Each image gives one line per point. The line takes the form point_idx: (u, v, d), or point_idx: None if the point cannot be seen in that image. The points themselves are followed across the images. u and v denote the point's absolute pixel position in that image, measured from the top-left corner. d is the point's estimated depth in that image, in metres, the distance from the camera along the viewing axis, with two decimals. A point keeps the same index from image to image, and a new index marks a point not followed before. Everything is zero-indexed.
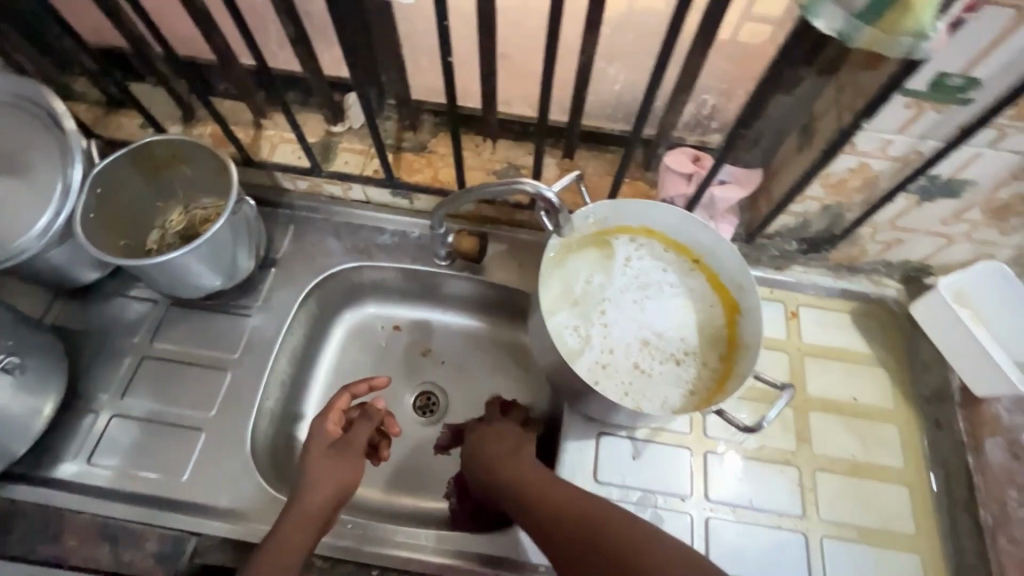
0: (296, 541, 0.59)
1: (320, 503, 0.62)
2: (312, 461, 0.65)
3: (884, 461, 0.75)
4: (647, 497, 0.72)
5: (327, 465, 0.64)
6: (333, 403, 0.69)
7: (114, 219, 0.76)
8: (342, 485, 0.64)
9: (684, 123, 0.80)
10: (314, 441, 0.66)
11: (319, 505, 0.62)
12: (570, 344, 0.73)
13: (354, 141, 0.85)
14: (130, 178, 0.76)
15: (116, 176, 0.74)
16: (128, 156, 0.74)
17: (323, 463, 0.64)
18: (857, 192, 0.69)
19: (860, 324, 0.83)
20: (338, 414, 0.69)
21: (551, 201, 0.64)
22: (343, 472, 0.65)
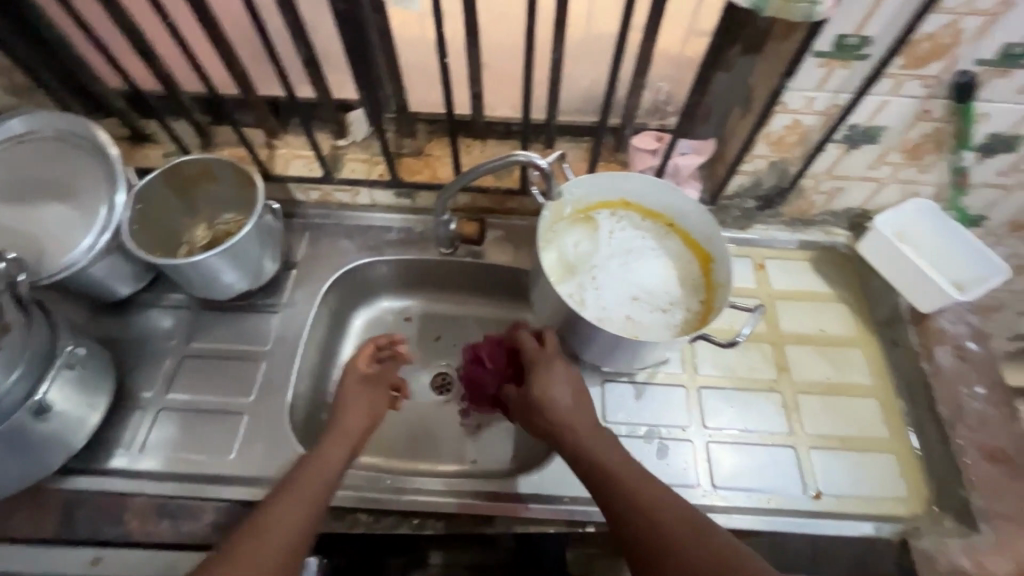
0: (328, 461, 0.69)
1: (348, 436, 0.73)
2: (346, 389, 0.78)
3: (854, 380, 0.85)
4: (653, 430, 0.80)
5: (355, 404, 0.77)
6: (362, 351, 0.82)
7: (149, 233, 0.84)
8: (368, 421, 0.76)
9: (646, 109, 0.93)
10: (348, 387, 0.79)
11: (346, 438, 0.73)
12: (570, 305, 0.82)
13: (358, 151, 0.96)
14: (163, 197, 0.85)
15: (152, 194, 0.83)
16: (161, 177, 0.83)
17: (354, 392, 0.78)
18: (795, 146, 0.81)
19: (818, 268, 0.96)
20: (368, 357, 0.82)
21: (542, 167, 0.76)
22: (364, 417, 0.76)
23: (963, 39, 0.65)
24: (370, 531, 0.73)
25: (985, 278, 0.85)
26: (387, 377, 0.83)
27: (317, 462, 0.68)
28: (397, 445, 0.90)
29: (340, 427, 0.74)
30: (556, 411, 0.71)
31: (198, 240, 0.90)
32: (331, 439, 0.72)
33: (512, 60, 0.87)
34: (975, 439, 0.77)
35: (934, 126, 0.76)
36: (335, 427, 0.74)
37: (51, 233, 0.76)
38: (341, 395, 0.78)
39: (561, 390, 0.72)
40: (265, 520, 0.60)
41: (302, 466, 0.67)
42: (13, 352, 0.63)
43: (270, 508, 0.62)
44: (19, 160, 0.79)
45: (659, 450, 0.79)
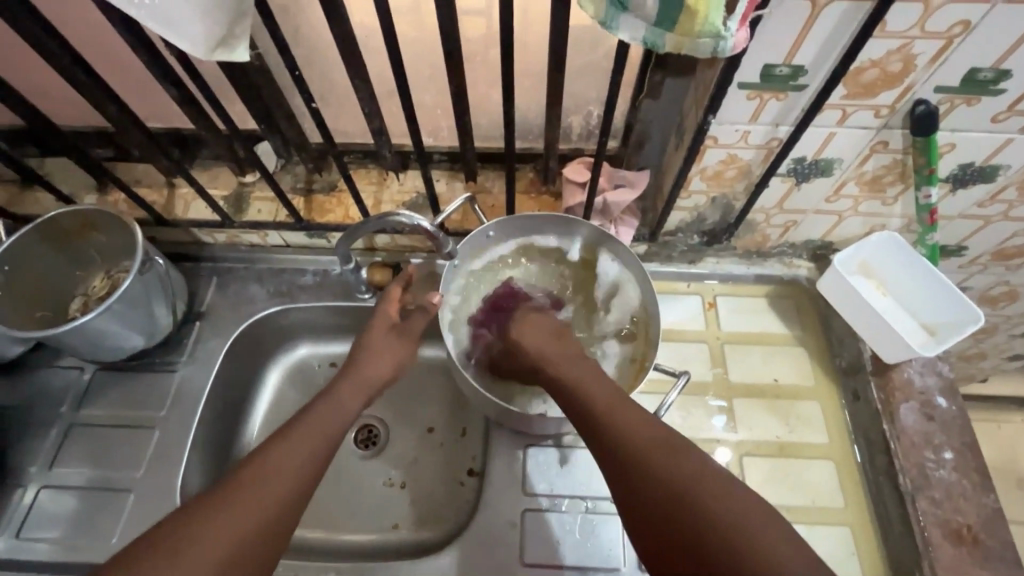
0: (312, 434, 0.59)
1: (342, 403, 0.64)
2: (373, 330, 0.71)
3: (808, 439, 0.76)
4: (577, 502, 0.72)
5: (366, 362, 0.68)
6: (390, 294, 0.74)
7: (26, 292, 0.78)
8: (387, 368, 0.69)
9: (577, 134, 0.83)
10: (369, 334, 0.71)
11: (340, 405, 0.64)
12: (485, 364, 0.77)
13: (266, 189, 0.88)
14: (42, 252, 0.78)
15: (26, 250, 0.76)
16: (34, 232, 0.76)
17: (380, 336, 0.71)
18: (736, 181, 0.71)
19: (776, 306, 0.86)
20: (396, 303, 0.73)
21: (427, 229, 0.69)
22: (369, 374, 0.68)
23: (916, 66, 0.54)
24: None
25: (959, 324, 0.75)
26: (417, 322, 0.73)
27: (306, 429, 0.60)
28: (311, 510, 0.83)
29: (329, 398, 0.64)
30: (534, 344, 0.66)
31: (94, 296, 0.82)
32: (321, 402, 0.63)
33: None
34: (938, 515, 0.68)
35: (893, 158, 0.65)
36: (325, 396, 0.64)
37: None
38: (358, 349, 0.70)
39: (532, 329, 0.68)
40: (241, 490, 0.53)
41: (286, 432, 0.59)
42: None
43: (247, 473, 0.54)
44: None
45: (582, 526, 0.71)
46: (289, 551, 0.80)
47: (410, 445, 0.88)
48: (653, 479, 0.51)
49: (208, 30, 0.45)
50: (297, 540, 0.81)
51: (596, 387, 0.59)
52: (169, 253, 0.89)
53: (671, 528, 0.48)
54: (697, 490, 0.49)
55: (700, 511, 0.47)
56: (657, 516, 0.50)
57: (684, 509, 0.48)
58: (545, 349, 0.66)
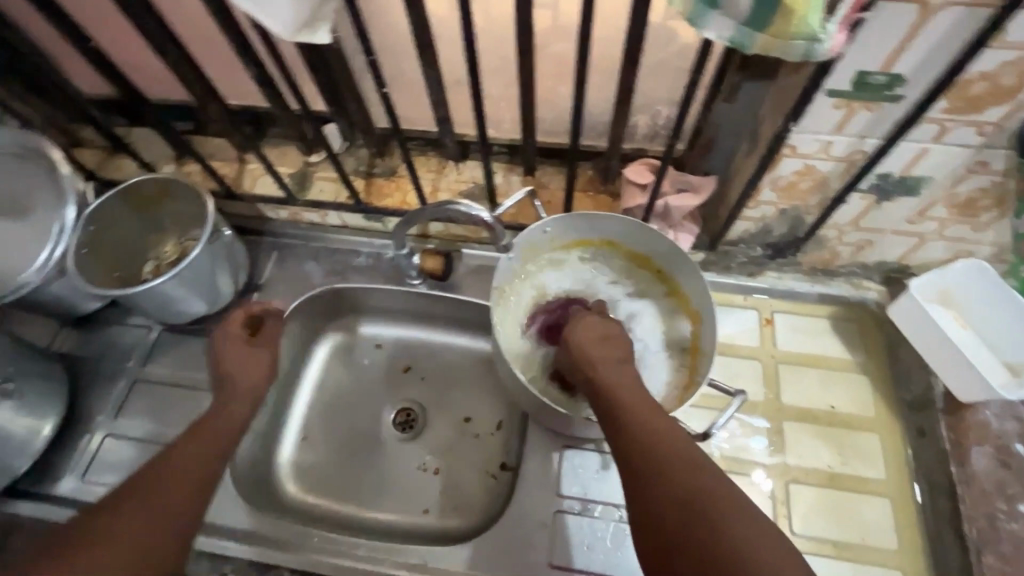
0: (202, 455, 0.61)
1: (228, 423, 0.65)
2: (227, 350, 0.69)
3: (863, 472, 0.72)
4: (612, 510, 0.71)
5: (235, 378, 0.67)
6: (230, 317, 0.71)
7: (107, 253, 0.83)
8: (260, 375, 0.69)
9: (642, 134, 0.81)
10: (223, 350, 0.69)
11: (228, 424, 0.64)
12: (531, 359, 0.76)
13: (329, 170, 0.91)
14: (123, 216, 0.83)
15: (110, 214, 0.81)
16: (119, 196, 0.81)
17: (238, 352, 0.69)
18: (810, 194, 0.67)
19: (838, 328, 0.81)
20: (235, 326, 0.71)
21: (484, 219, 0.69)
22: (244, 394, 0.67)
23: None
24: None
25: None
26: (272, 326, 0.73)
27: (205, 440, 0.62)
28: (345, 486, 0.85)
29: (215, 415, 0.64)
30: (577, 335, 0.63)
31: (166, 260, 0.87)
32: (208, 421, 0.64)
33: (484, 76, 0.78)
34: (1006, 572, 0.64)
35: (992, 180, 0.60)
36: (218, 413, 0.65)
37: (6, 252, 0.75)
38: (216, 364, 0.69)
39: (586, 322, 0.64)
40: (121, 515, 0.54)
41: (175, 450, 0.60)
42: None
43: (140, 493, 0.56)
44: None
45: (615, 534, 0.70)
46: (321, 523, 0.82)
47: (446, 433, 0.88)
48: (677, 493, 0.48)
49: (295, 10, 0.47)
50: (329, 514, 0.83)
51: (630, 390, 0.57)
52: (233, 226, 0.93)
53: (684, 544, 0.46)
54: (722, 513, 0.46)
55: (711, 521, 0.45)
56: (671, 526, 0.47)
57: (702, 529, 0.45)
58: (589, 342, 0.62)
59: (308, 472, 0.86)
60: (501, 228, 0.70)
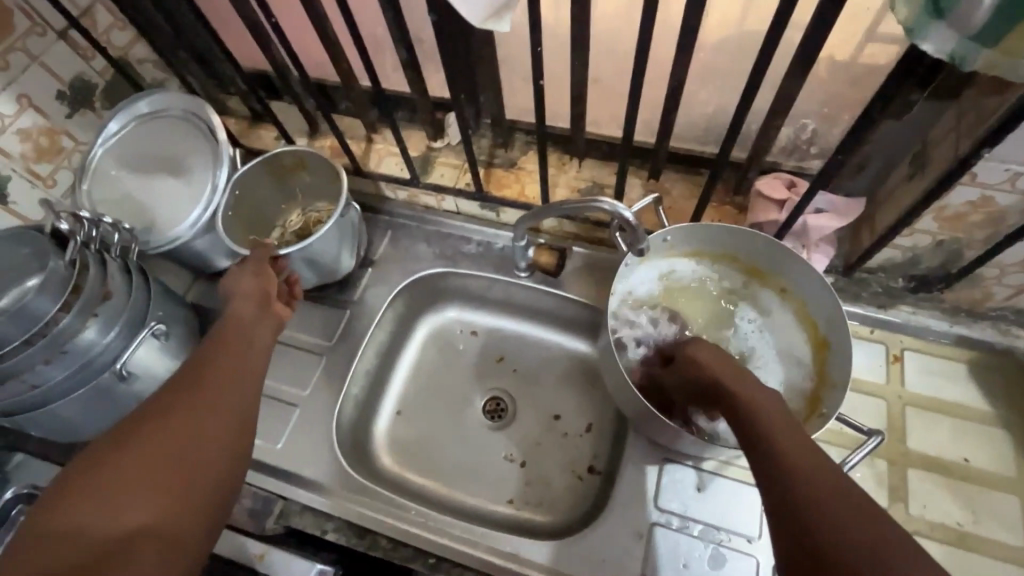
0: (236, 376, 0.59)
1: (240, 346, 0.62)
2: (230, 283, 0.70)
3: (997, 536, 0.66)
4: (711, 532, 0.69)
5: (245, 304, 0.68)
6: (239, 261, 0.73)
7: (243, 215, 0.88)
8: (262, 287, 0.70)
9: (781, 147, 0.77)
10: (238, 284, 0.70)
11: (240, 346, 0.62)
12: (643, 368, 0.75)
13: (451, 156, 0.93)
14: (260, 183, 0.89)
15: (250, 180, 0.87)
16: (261, 164, 0.87)
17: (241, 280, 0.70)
18: (978, 228, 0.62)
19: (979, 376, 0.75)
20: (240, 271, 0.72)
21: (627, 220, 0.65)
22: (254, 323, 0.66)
23: None
24: (387, 556, 0.72)
25: None
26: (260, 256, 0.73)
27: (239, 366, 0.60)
28: (434, 465, 0.87)
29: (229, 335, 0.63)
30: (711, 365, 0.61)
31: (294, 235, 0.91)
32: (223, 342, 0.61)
33: (624, 75, 0.77)
34: None
35: None
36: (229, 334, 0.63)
37: (166, 206, 0.83)
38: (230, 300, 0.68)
39: (714, 352, 0.63)
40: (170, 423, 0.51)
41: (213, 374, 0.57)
42: (107, 317, 0.71)
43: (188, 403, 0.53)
44: (148, 133, 0.86)
45: (713, 557, 0.67)
46: (409, 497, 0.84)
47: (535, 427, 0.88)
48: (829, 538, 0.41)
49: None
50: (417, 490, 0.85)
51: (774, 420, 0.52)
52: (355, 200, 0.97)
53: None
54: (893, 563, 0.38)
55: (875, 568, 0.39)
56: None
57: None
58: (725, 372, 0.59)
59: (401, 445, 0.88)
60: (644, 233, 0.66)
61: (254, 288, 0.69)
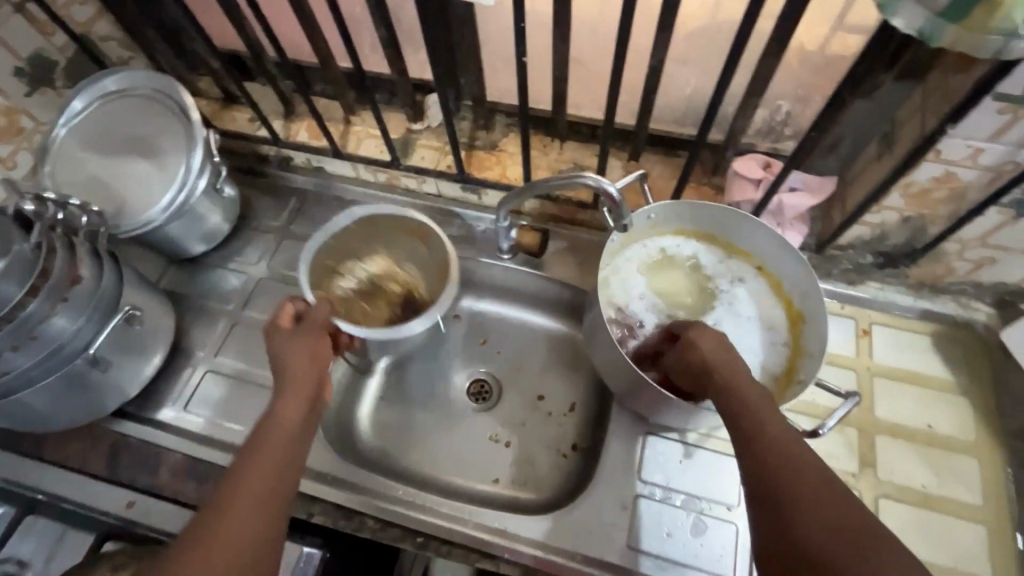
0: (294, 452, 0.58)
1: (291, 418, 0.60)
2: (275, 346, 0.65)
3: (959, 496, 0.70)
4: (693, 502, 0.71)
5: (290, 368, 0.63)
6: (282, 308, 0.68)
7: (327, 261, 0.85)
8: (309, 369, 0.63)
9: (756, 129, 0.79)
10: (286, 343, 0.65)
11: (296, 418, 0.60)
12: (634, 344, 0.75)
13: (431, 138, 0.93)
14: (365, 233, 0.87)
15: (358, 230, 0.86)
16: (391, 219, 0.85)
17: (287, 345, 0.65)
18: (942, 203, 0.65)
19: (941, 347, 0.79)
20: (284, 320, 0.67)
21: (613, 197, 0.66)
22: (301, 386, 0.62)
23: None
24: (374, 537, 0.72)
25: None
26: (321, 314, 0.68)
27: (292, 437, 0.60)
28: (420, 447, 0.87)
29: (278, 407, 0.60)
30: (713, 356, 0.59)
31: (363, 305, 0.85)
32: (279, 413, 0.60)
33: (605, 56, 0.77)
34: None
35: None
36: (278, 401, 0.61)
37: (134, 187, 0.80)
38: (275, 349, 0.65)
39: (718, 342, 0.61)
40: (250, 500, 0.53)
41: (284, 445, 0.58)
42: (77, 302, 0.69)
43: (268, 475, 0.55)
44: (113, 111, 0.83)
45: (695, 525, 0.69)
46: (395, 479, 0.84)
47: (519, 407, 0.89)
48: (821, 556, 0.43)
49: None
50: (402, 472, 0.85)
51: (772, 424, 0.53)
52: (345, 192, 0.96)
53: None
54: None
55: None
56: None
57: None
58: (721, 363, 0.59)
59: (386, 430, 0.88)
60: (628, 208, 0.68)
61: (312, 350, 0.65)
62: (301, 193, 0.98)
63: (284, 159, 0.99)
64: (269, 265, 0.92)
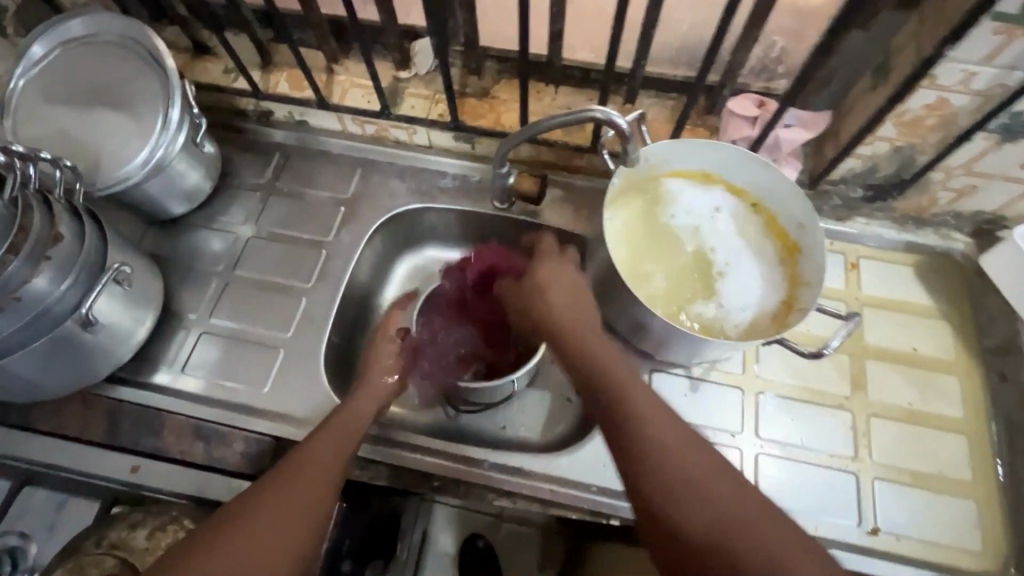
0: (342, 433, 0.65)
1: (350, 426, 0.66)
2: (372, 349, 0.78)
3: (941, 411, 0.75)
4: (699, 431, 0.74)
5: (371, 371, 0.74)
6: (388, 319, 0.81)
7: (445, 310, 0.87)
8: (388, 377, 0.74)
9: (751, 68, 0.79)
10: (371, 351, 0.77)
11: (353, 427, 0.66)
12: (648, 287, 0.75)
13: (420, 87, 0.90)
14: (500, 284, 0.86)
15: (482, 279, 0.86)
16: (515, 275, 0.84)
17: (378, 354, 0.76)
18: (932, 131, 0.67)
19: (923, 277, 0.82)
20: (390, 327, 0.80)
21: (621, 128, 0.65)
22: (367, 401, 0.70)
23: None
24: (391, 484, 0.72)
25: None
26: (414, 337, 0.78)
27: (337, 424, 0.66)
28: (424, 399, 0.86)
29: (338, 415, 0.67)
30: (559, 307, 0.66)
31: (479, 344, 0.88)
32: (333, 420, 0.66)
33: None
34: None
35: None
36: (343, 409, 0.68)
37: (106, 141, 0.75)
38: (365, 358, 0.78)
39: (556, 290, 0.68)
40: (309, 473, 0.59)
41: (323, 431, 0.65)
42: (62, 262, 0.65)
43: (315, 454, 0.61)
44: (74, 60, 0.77)
45: None
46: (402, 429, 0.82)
47: None
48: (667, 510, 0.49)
49: None
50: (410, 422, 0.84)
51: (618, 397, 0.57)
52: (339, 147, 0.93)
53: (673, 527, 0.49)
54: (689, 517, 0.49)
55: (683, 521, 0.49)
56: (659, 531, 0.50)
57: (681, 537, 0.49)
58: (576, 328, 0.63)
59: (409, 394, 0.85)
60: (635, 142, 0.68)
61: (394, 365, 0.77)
62: (285, 149, 0.94)
63: (263, 114, 0.94)
64: (257, 224, 0.89)
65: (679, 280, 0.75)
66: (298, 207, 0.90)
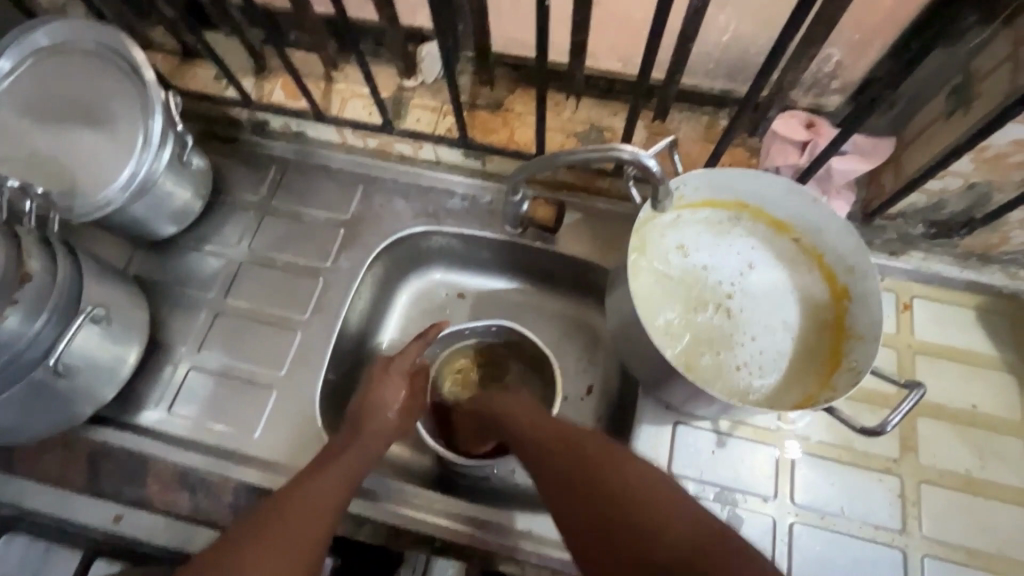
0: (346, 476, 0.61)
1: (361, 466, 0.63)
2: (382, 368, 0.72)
3: (1003, 479, 0.67)
4: (727, 494, 0.67)
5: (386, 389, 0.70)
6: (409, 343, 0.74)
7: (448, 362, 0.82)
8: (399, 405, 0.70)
9: (801, 83, 0.70)
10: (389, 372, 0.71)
11: (360, 466, 0.62)
12: (669, 334, 0.66)
13: (427, 96, 0.82)
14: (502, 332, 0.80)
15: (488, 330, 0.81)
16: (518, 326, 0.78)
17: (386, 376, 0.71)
18: (1017, 169, 0.58)
19: (987, 321, 0.73)
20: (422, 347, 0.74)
21: (650, 169, 0.57)
22: (383, 437, 0.67)
23: None
24: (386, 544, 0.68)
25: None
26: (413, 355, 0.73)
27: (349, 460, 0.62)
28: (426, 443, 0.79)
29: (347, 452, 0.63)
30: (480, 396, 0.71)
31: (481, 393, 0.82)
32: (337, 461, 0.61)
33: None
34: None
35: None
36: (352, 444, 0.64)
37: (86, 162, 0.68)
38: (371, 389, 0.70)
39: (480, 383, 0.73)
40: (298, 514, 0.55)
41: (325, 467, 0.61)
42: (33, 302, 0.58)
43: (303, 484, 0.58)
44: (50, 72, 0.70)
45: (729, 520, 0.66)
46: (403, 475, 0.77)
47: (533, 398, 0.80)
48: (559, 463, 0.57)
49: None
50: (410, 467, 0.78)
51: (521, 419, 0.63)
52: (340, 161, 0.85)
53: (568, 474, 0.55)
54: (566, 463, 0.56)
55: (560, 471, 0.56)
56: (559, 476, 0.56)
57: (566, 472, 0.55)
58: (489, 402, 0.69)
59: (415, 438, 0.79)
60: (667, 181, 0.59)
61: (402, 403, 0.70)
62: (281, 162, 0.86)
63: (258, 124, 0.87)
64: (249, 246, 0.82)
65: (691, 328, 0.67)
66: (294, 228, 0.83)
